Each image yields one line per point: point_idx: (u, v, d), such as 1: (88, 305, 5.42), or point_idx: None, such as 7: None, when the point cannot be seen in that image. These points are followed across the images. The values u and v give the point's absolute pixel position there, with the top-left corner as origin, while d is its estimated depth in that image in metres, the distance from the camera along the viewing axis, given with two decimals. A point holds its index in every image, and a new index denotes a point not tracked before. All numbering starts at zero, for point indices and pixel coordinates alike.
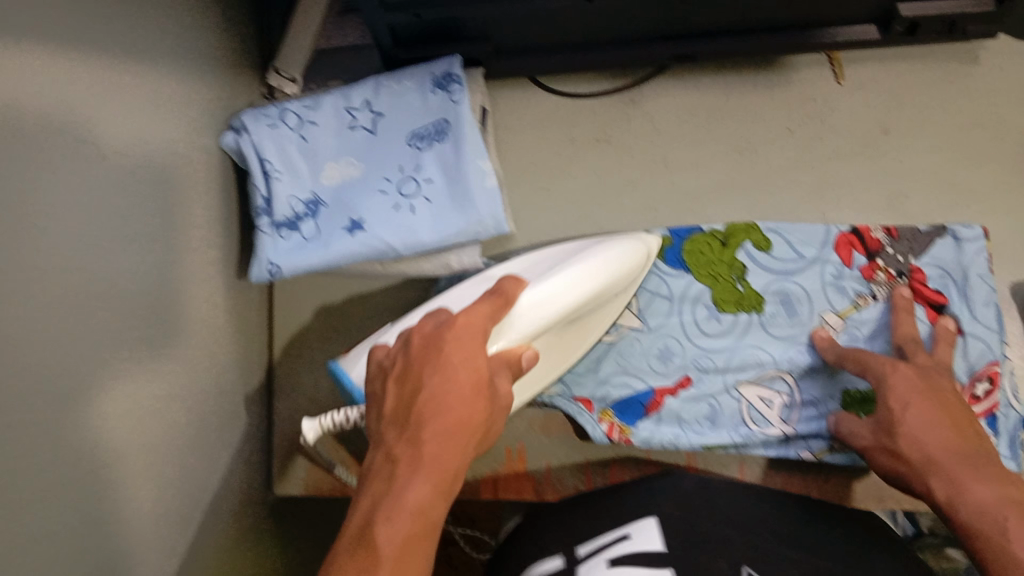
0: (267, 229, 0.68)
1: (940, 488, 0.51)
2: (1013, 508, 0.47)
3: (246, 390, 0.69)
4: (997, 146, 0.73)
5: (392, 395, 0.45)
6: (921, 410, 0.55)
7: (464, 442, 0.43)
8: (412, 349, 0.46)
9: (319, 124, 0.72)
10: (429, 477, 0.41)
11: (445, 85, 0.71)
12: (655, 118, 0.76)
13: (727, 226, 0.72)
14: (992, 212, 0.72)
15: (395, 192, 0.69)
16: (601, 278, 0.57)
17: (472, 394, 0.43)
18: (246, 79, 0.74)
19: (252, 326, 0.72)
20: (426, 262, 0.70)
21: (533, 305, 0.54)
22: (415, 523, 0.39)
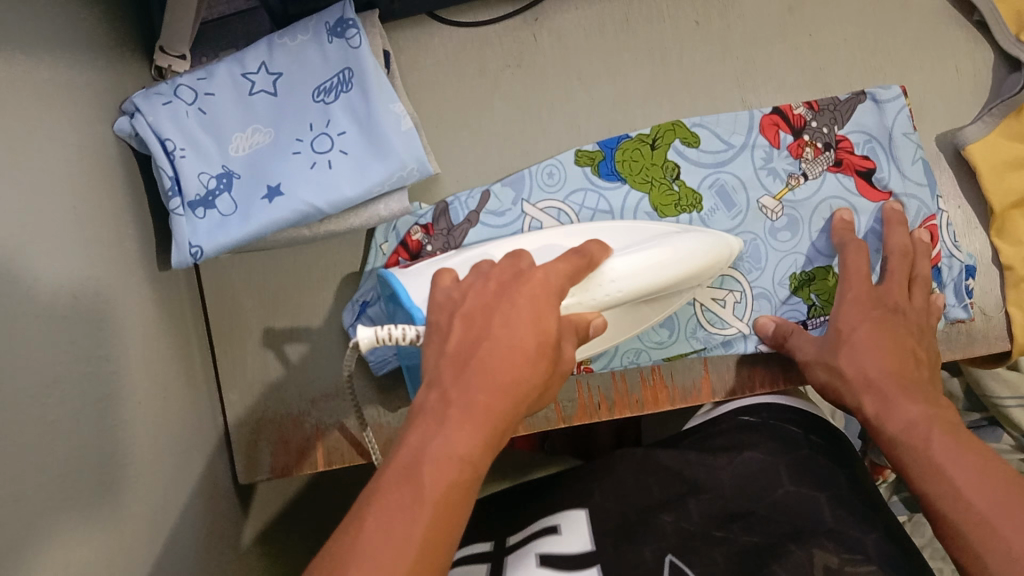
0: (181, 210, 0.65)
1: (873, 403, 0.58)
2: (937, 424, 0.53)
3: (198, 385, 0.67)
4: (907, 7, 0.72)
5: (456, 332, 0.43)
6: (870, 335, 0.61)
7: (526, 361, 0.41)
8: (470, 297, 0.45)
9: (215, 93, 0.68)
10: (470, 426, 0.39)
11: (341, 31, 0.69)
12: (561, 34, 0.73)
13: (653, 129, 0.71)
14: (910, 73, 0.72)
15: (308, 150, 0.67)
16: (679, 268, 0.57)
17: (524, 364, 0.41)
18: (129, 61, 0.70)
19: (189, 317, 0.69)
20: (355, 217, 0.68)
21: (616, 279, 0.54)
22: (500, 351, 0.41)
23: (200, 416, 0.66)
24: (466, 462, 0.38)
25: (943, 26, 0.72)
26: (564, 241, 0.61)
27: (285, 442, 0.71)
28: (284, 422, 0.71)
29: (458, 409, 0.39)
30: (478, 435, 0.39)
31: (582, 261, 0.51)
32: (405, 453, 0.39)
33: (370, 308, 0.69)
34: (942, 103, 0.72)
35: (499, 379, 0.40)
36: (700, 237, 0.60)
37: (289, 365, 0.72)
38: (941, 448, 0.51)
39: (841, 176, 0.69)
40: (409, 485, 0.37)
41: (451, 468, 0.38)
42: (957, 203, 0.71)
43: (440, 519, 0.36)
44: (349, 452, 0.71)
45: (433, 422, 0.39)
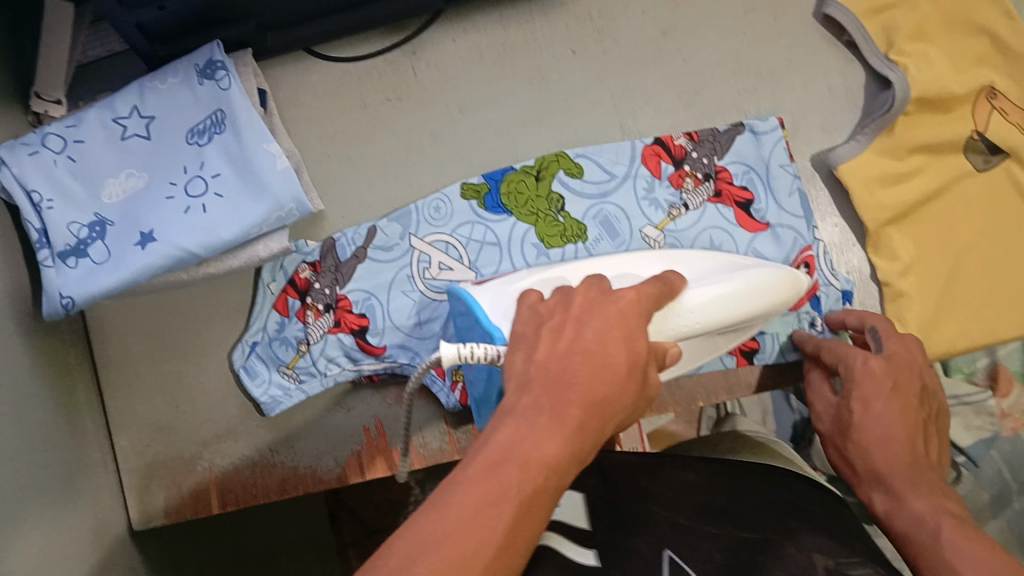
0: (50, 261, 0.61)
1: (882, 500, 0.54)
2: (946, 519, 0.48)
3: (80, 431, 0.66)
4: (776, 25, 0.73)
5: (543, 348, 0.41)
6: (882, 417, 0.56)
7: (627, 363, 0.41)
8: (563, 308, 0.43)
9: (85, 141, 0.65)
10: (561, 432, 0.37)
11: (210, 73, 0.67)
12: (441, 65, 0.74)
13: (538, 159, 0.71)
14: (782, 92, 0.73)
15: (181, 195, 0.64)
16: (758, 301, 0.55)
17: (611, 381, 0.40)
18: (7, 104, 0.68)
19: (73, 364, 0.68)
20: (233, 257, 0.65)
21: (700, 305, 0.52)
22: (593, 364, 0.39)
23: (85, 468, 0.65)
24: (551, 471, 0.36)
25: (817, 37, 0.73)
26: (645, 269, 0.58)
27: (178, 485, 0.69)
28: (180, 466, 0.70)
29: (546, 417, 0.37)
30: (562, 445, 0.36)
31: (660, 288, 0.49)
32: (493, 446, 0.36)
33: (259, 345, 0.70)
34: (817, 116, 0.73)
35: (592, 393, 0.38)
36: (779, 272, 0.57)
37: (180, 407, 0.71)
38: (950, 538, 0.47)
39: (721, 207, 0.70)
40: (494, 478, 0.34)
41: (535, 474, 0.35)
42: (833, 223, 0.71)
43: (522, 517, 0.34)
44: (242, 494, 0.69)
45: (521, 420, 0.37)
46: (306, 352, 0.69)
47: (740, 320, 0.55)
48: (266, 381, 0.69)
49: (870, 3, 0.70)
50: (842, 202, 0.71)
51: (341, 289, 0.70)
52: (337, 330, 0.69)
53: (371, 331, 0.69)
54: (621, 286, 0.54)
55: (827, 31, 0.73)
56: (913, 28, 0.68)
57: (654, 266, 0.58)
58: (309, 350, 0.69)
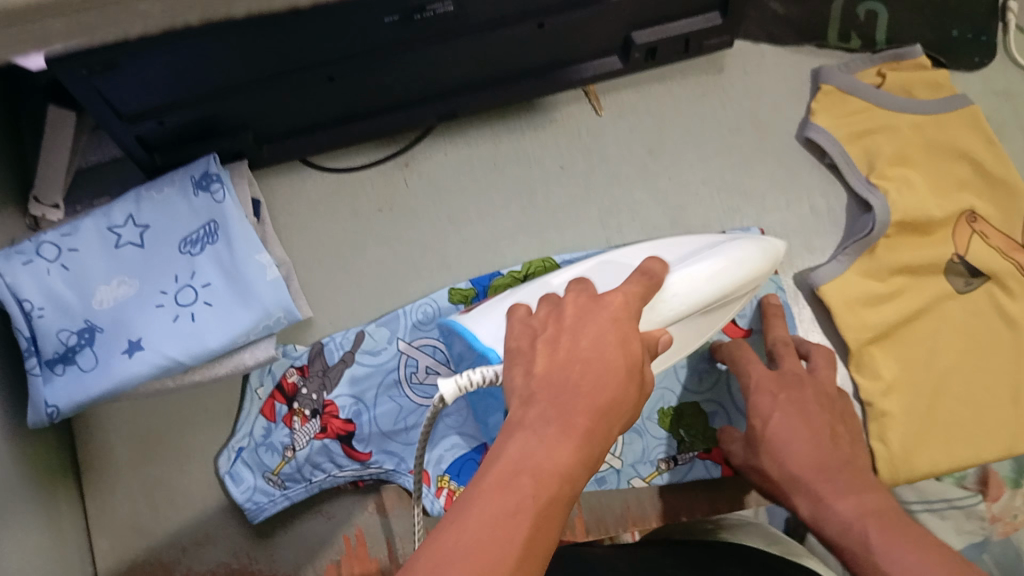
0: (38, 369, 0.62)
1: (806, 504, 0.52)
2: (874, 522, 0.47)
3: (63, 535, 0.65)
4: (759, 146, 0.75)
5: (542, 363, 0.39)
6: (784, 424, 0.55)
7: (626, 362, 0.39)
8: (552, 322, 0.41)
9: (79, 249, 0.65)
10: (573, 439, 0.35)
11: (205, 185, 0.68)
12: (431, 178, 0.76)
13: (525, 266, 0.71)
14: (766, 212, 0.74)
15: (171, 303, 0.65)
16: (737, 275, 0.51)
17: (618, 384, 0.37)
18: (7, 208, 0.69)
19: (58, 464, 0.68)
20: (219, 364, 0.66)
21: (683, 284, 0.49)
22: (596, 373, 0.37)
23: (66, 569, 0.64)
24: (565, 478, 0.34)
25: (798, 159, 0.75)
26: (626, 259, 0.53)
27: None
28: (154, 571, 0.69)
29: (557, 426, 0.35)
30: (578, 450, 0.35)
31: (644, 284, 0.46)
32: (502, 460, 0.34)
33: (246, 450, 0.70)
34: (800, 234, 0.73)
35: (598, 399, 0.36)
36: (753, 241, 0.53)
37: (162, 511, 0.70)
38: (888, 548, 0.44)
39: None
40: (508, 491, 0.33)
41: (552, 481, 0.34)
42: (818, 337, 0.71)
43: (542, 531, 0.32)
44: None
45: (530, 429, 0.35)
46: (291, 459, 0.69)
47: (725, 295, 0.51)
48: (250, 487, 0.69)
49: (850, 128, 0.72)
50: (826, 318, 0.71)
51: (327, 394, 0.70)
52: (323, 436, 0.69)
53: (357, 437, 0.69)
54: (615, 274, 0.51)
55: (809, 153, 0.75)
56: (893, 153, 0.70)
57: (636, 252, 0.53)
58: (294, 456, 0.69)
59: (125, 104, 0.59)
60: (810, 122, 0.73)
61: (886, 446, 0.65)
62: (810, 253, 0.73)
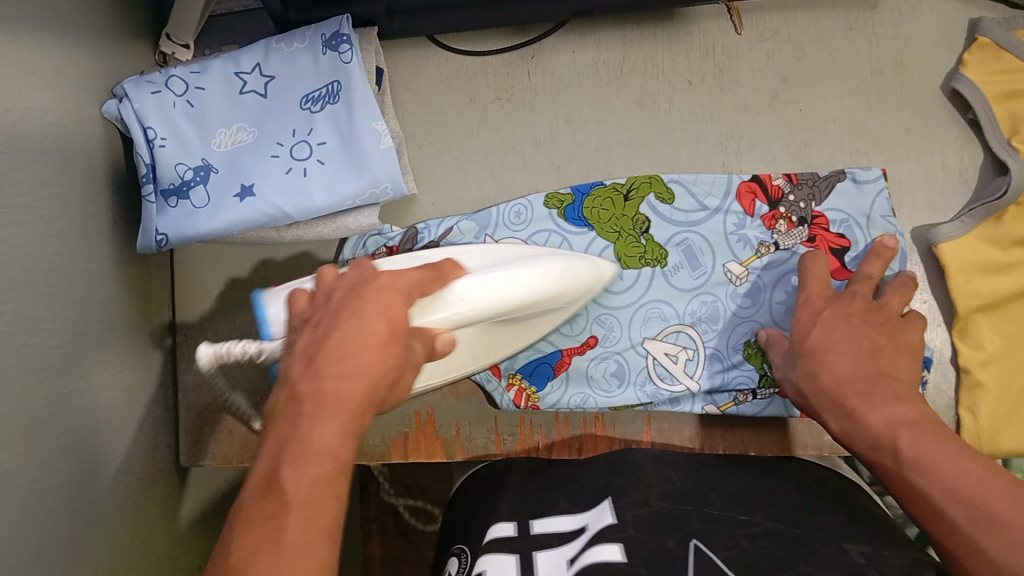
0: (153, 198, 0.65)
1: (837, 420, 0.55)
2: (901, 427, 0.50)
3: (149, 364, 0.70)
4: (898, 92, 0.72)
5: (305, 340, 0.47)
6: (825, 335, 0.59)
7: (388, 326, 0.46)
8: (320, 309, 0.49)
9: (205, 88, 0.68)
10: (333, 420, 0.42)
11: (334, 45, 0.68)
12: (555, 74, 0.75)
13: (630, 179, 0.71)
14: (892, 162, 0.72)
15: (286, 156, 0.66)
16: (542, 281, 0.59)
17: (377, 346, 0.45)
18: (135, 45, 0.72)
19: (155, 298, 0.72)
20: (324, 226, 0.67)
21: (464, 293, 0.55)
22: (347, 341, 0.44)
23: (145, 395, 0.69)
24: (326, 453, 0.41)
25: (938, 112, 0.72)
26: (433, 256, 0.63)
27: (232, 432, 0.73)
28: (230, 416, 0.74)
29: (311, 409, 0.42)
30: (336, 428, 0.42)
31: (427, 274, 0.53)
32: (265, 468, 0.41)
33: None
34: (923, 191, 0.71)
35: (354, 365, 0.43)
36: (572, 259, 0.63)
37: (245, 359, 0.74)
38: (912, 452, 0.48)
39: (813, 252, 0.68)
40: (271, 499, 0.40)
41: (318, 463, 0.40)
42: (923, 298, 0.69)
43: (306, 516, 0.39)
44: None
45: (301, 421, 0.42)
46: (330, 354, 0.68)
47: (531, 304, 0.59)
48: None
49: (1000, 87, 0.68)
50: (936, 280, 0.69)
51: None
52: None
53: None
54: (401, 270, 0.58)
55: (951, 106, 0.72)
56: None
57: (441, 252, 0.63)
58: None
59: None
60: (958, 72, 0.70)
61: (974, 418, 0.65)
62: (932, 211, 0.71)
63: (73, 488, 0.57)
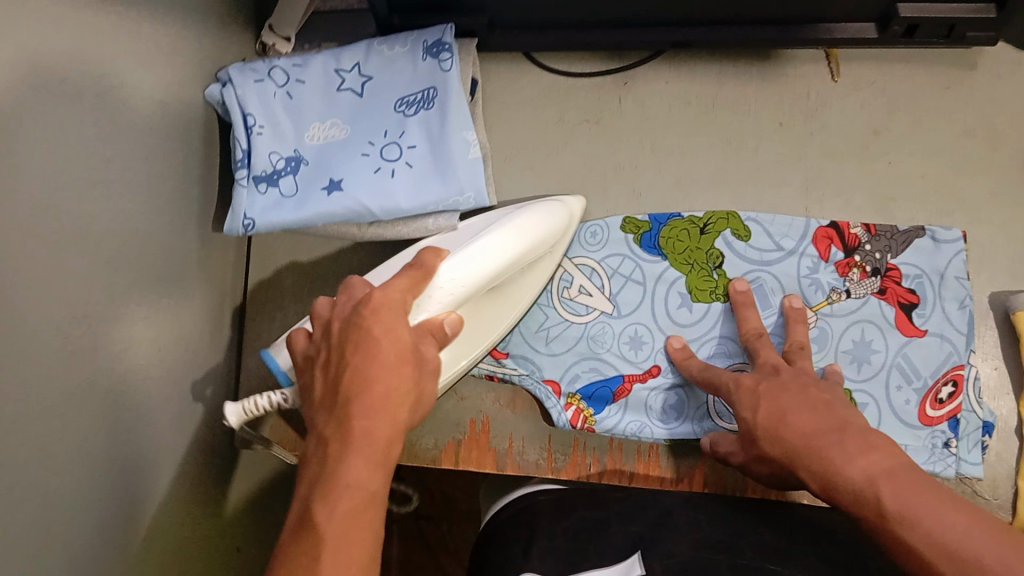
0: (245, 182, 0.66)
1: (814, 475, 0.49)
2: (883, 475, 0.44)
3: (216, 343, 0.72)
4: (990, 154, 0.72)
5: (320, 383, 0.48)
6: (765, 405, 0.56)
7: (397, 348, 0.46)
8: (322, 344, 0.49)
9: (307, 83, 0.70)
10: (361, 456, 0.43)
11: (435, 52, 0.69)
12: (646, 103, 0.76)
13: (707, 213, 0.72)
14: (977, 224, 0.71)
15: (376, 155, 0.67)
16: (512, 243, 0.59)
17: (392, 371, 0.45)
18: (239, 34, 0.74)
19: (227, 279, 0.74)
20: (403, 226, 0.68)
21: (450, 277, 0.54)
22: (361, 379, 0.45)
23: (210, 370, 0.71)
24: (357, 490, 0.42)
25: None
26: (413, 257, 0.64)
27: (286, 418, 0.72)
28: None
29: (338, 448, 0.43)
30: (366, 461, 0.43)
31: (414, 275, 0.52)
32: (298, 514, 0.43)
33: None
34: (1005, 256, 0.70)
35: (372, 400, 0.44)
36: (537, 214, 0.63)
37: None
38: (903, 502, 0.42)
39: (883, 304, 0.69)
40: (308, 537, 0.41)
41: (349, 497, 0.42)
42: (993, 363, 0.68)
43: (342, 558, 0.40)
44: None
45: (329, 460, 0.43)
46: None
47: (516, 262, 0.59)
48: None
49: None
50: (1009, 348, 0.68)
51: None
52: None
53: (499, 335, 0.72)
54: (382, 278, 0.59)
55: None
56: None
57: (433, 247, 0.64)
58: None
59: None
60: None
61: None
62: (1013, 279, 0.69)
63: (141, 452, 0.59)
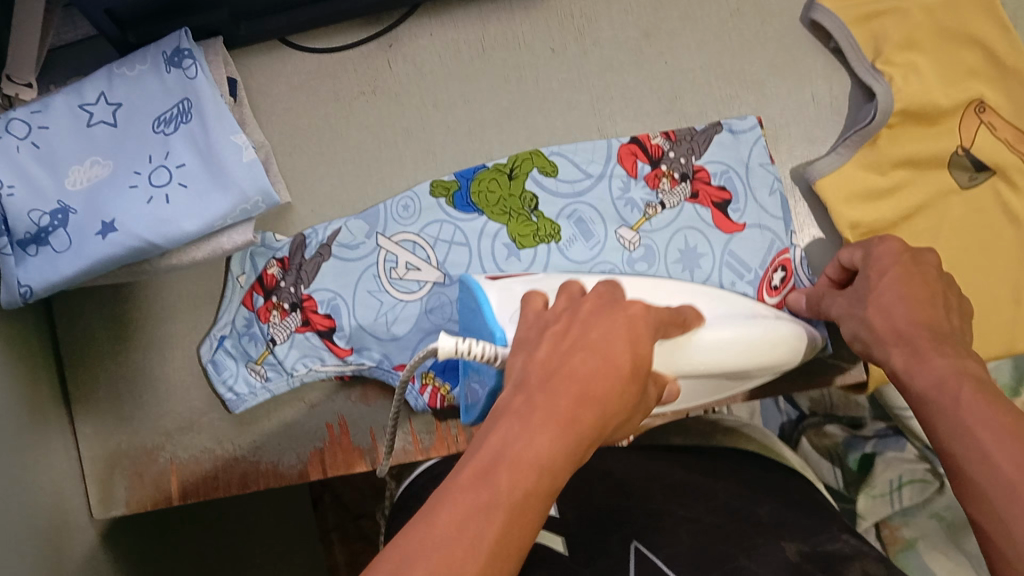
0: (10, 249, 0.60)
1: (900, 355, 0.52)
2: (966, 379, 0.47)
3: (46, 421, 0.67)
4: (761, 30, 0.73)
5: (545, 346, 0.42)
6: (896, 280, 0.55)
7: (627, 368, 0.41)
8: (568, 317, 0.44)
9: (50, 127, 0.64)
10: (553, 432, 0.36)
11: (177, 61, 0.66)
12: (417, 61, 0.73)
13: (511, 158, 0.70)
14: (765, 100, 0.72)
15: (146, 184, 0.62)
16: (753, 335, 0.57)
17: (611, 385, 0.40)
18: None
19: (38, 353, 0.69)
20: (197, 250, 0.63)
21: (710, 341, 0.54)
22: (595, 364, 0.40)
23: (48, 452, 0.66)
24: (546, 471, 0.35)
25: (800, 47, 0.73)
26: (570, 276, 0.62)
27: (141, 476, 0.71)
28: (139, 457, 0.71)
29: (544, 415, 0.37)
30: (561, 442, 0.36)
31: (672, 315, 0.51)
32: (483, 452, 0.35)
33: (227, 340, 0.68)
34: (798, 125, 0.72)
35: (588, 390, 0.39)
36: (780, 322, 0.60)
37: (144, 399, 0.72)
38: (983, 423, 0.43)
39: (698, 208, 0.69)
40: (483, 483, 0.34)
41: (526, 474, 0.34)
42: (812, 234, 0.71)
43: (515, 526, 0.33)
44: (204, 486, 0.70)
45: (519, 418, 0.37)
46: (274, 349, 0.67)
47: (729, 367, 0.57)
48: (235, 376, 0.67)
49: (858, 11, 0.70)
50: (824, 213, 0.71)
51: (304, 289, 0.68)
52: (305, 329, 0.68)
53: (339, 332, 0.68)
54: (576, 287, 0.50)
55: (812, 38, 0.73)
56: (902, 37, 0.69)
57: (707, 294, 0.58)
58: (276, 349, 0.68)
59: None
60: (815, 4, 0.71)
61: None
62: (811, 143, 0.72)
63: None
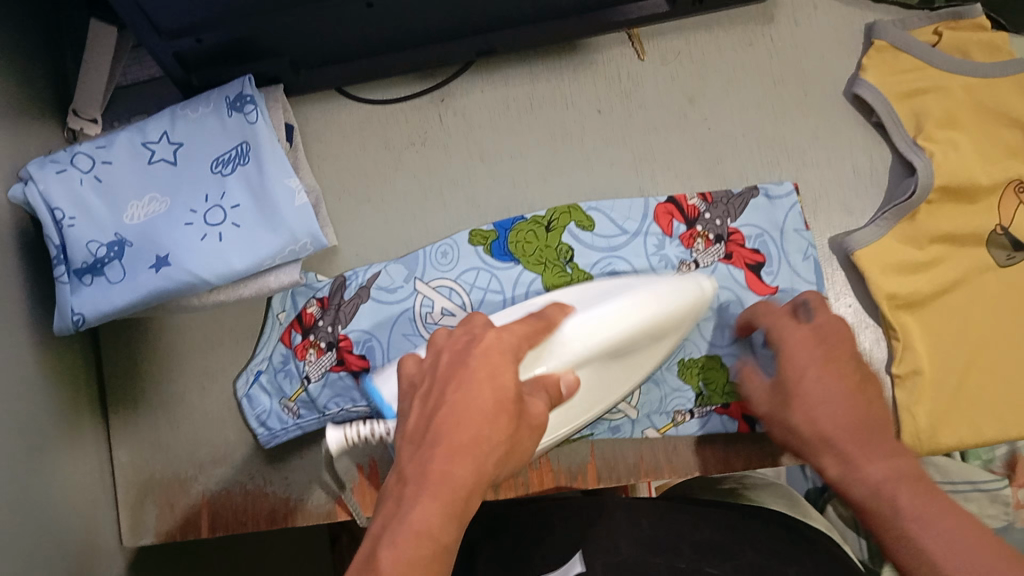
0: (66, 278, 0.62)
1: (834, 465, 0.51)
2: (902, 486, 0.47)
3: (84, 444, 0.69)
4: (804, 100, 0.75)
5: (415, 411, 0.46)
6: (817, 381, 0.54)
7: (501, 397, 0.45)
8: (429, 374, 0.48)
9: (113, 162, 0.66)
10: (435, 499, 0.41)
11: (240, 106, 0.68)
12: (468, 115, 0.75)
13: (550, 211, 0.71)
14: (804, 169, 0.74)
15: (201, 222, 0.64)
16: (628, 318, 0.58)
17: (486, 420, 0.43)
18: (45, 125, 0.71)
19: (82, 377, 0.71)
20: (244, 287, 0.65)
21: (579, 335, 0.56)
22: (458, 410, 0.43)
23: (83, 474, 0.68)
24: (429, 536, 0.39)
25: (840, 119, 0.74)
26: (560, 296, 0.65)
27: (171, 505, 0.72)
28: (171, 486, 0.72)
29: (425, 489, 0.41)
30: (441, 506, 0.40)
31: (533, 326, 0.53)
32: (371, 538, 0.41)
33: (263, 375, 0.71)
34: (835, 195, 0.73)
35: (451, 443, 0.42)
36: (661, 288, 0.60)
37: (180, 428, 0.74)
38: (939, 533, 0.44)
39: (732, 269, 0.69)
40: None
41: (424, 543, 0.39)
42: (847, 302, 0.71)
43: None
44: (231, 517, 0.71)
45: (407, 503, 0.41)
46: (308, 386, 0.69)
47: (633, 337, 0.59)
48: (267, 410, 0.70)
49: (897, 88, 0.72)
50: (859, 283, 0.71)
51: (342, 328, 0.69)
52: (339, 368, 0.69)
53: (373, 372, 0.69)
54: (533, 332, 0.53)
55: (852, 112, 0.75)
56: (941, 115, 0.70)
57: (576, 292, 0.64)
58: (310, 387, 0.69)
59: (165, 14, 0.61)
60: (859, 78, 0.73)
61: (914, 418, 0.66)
62: (847, 213, 0.73)
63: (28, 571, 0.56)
